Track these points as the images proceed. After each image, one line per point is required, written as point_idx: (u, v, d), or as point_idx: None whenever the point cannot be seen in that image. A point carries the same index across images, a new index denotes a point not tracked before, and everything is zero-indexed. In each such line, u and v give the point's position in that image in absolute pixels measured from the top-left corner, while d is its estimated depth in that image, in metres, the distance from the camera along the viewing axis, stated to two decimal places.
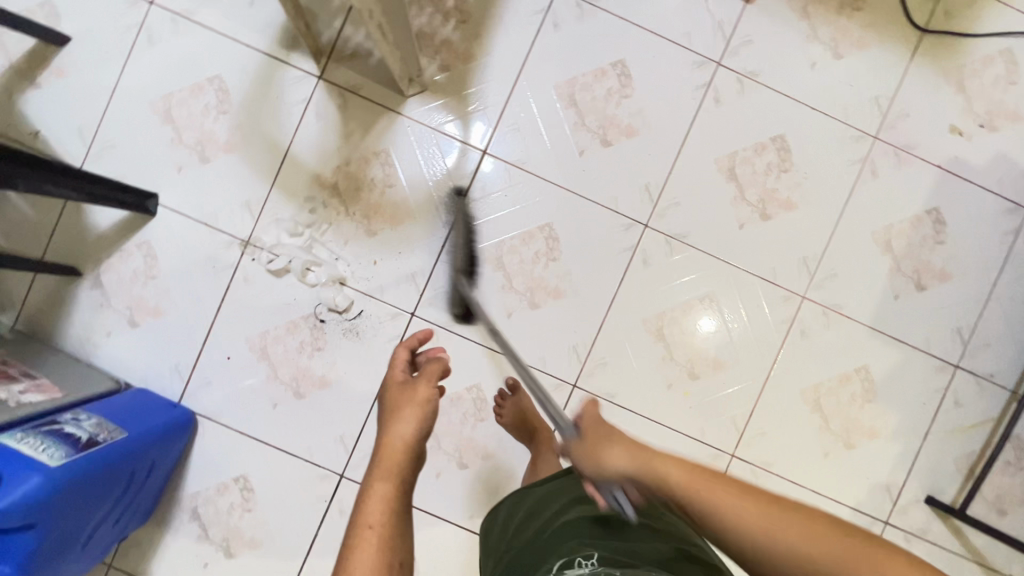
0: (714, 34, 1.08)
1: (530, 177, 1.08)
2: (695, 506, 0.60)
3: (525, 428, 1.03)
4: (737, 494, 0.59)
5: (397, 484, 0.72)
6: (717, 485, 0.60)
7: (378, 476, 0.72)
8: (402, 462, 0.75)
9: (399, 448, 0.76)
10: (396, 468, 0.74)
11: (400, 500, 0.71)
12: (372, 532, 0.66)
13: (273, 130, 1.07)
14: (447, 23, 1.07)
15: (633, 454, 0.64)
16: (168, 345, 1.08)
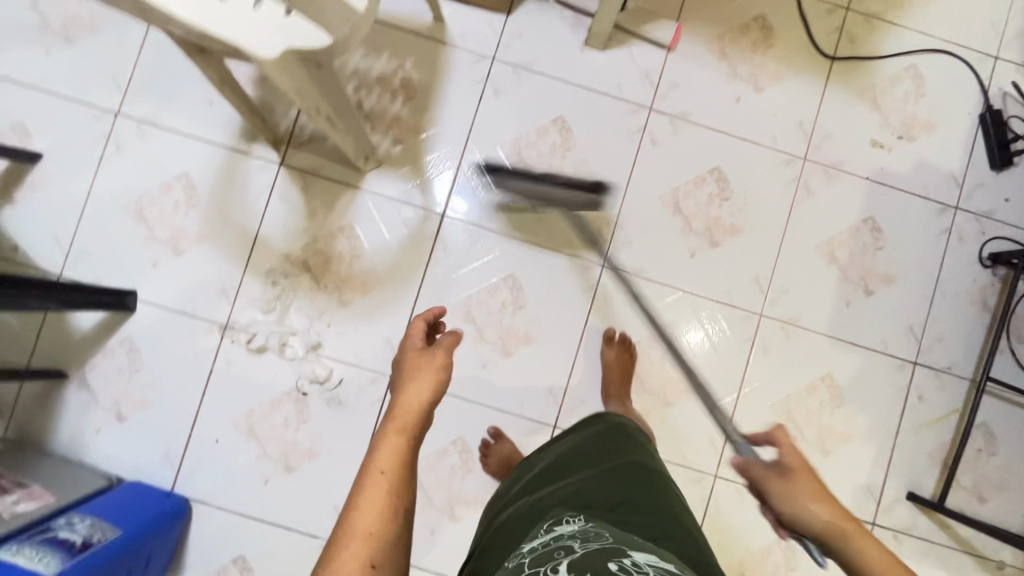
0: (643, 83, 1.17)
1: (489, 233, 1.14)
2: (844, 551, 0.69)
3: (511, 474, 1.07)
4: (886, 553, 0.67)
5: (409, 440, 0.74)
6: (866, 537, 0.69)
7: (391, 427, 0.75)
8: (416, 420, 0.78)
9: (415, 407, 0.78)
10: (410, 424, 0.76)
11: (411, 452, 0.73)
12: (383, 476, 0.69)
13: (241, 217, 1.13)
14: (396, 100, 1.15)
15: (822, 499, 0.74)
16: (156, 435, 1.10)
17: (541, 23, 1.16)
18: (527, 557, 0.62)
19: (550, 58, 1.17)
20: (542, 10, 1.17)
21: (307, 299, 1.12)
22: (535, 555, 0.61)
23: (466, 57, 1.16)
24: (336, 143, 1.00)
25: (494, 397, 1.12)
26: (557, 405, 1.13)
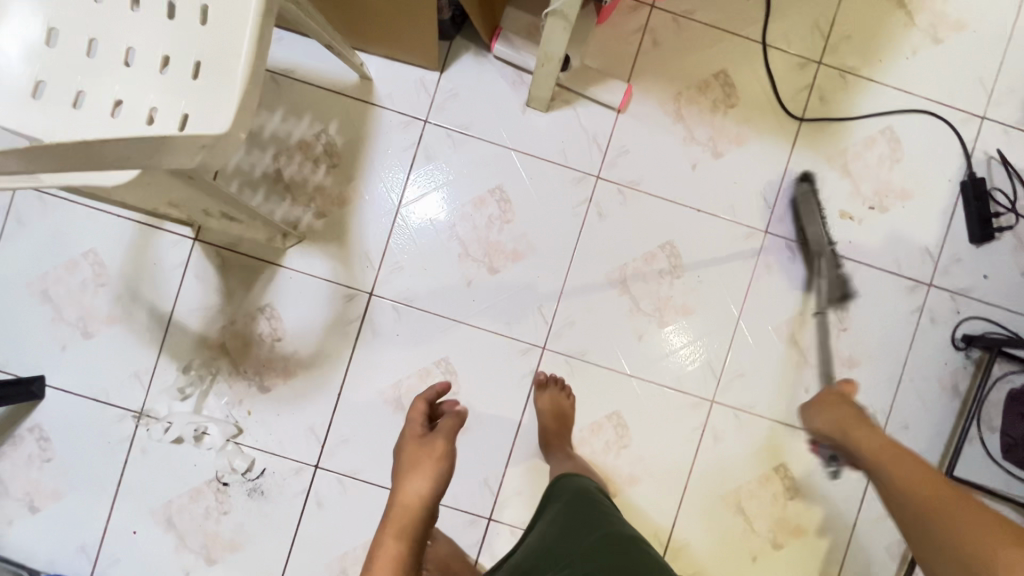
0: (590, 148, 1.07)
1: (420, 313, 1.06)
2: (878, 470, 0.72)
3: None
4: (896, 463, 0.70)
5: (407, 543, 0.76)
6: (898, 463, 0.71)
7: (387, 528, 0.77)
8: (413, 520, 0.78)
9: (411, 507, 0.79)
10: (406, 528, 0.77)
11: (408, 559, 0.74)
12: None
13: (154, 296, 1.05)
14: (318, 168, 1.05)
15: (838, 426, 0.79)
16: (71, 526, 1.05)
17: (478, 82, 1.06)
18: None
19: (488, 121, 1.06)
20: (479, 67, 1.06)
21: (227, 384, 1.05)
22: None
23: (395, 121, 1.06)
24: (243, 230, 0.91)
25: None
26: (493, 496, 1.07)
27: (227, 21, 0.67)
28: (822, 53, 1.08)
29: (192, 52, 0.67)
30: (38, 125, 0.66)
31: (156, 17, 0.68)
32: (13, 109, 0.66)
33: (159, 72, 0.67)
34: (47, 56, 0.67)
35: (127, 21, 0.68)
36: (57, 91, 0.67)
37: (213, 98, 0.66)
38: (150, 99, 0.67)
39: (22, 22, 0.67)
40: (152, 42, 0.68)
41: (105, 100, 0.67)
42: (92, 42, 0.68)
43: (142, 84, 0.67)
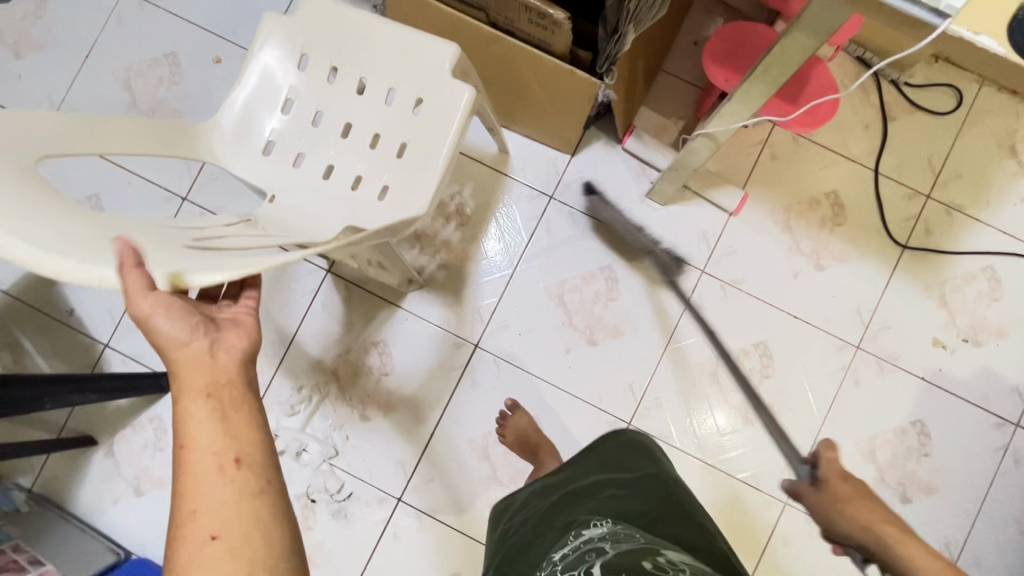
0: (699, 244, 1.14)
1: (518, 371, 1.13)
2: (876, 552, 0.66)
3: (527, 446, 1.06)
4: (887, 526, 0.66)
5: (218, 414, 0.53)
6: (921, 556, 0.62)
7: (186, 405, 0.52)
8: (205, 379, 0.53)
9: (194, 364, 0.53)
10: (205, 392, 0.53)
11: (230, 433, 0.52)
12: (202, 469, 0.51)
13: (282, 317, 1.15)
14: (448, 224, 1.16)
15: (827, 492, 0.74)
16: (168, 514, 1.13)
17: (604, 168, 1.16)
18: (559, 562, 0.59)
19: (607, 204, 1.15)
20: (608, 155, 1.16)
21: (331, 407, 1.14)
22: (568, 559, 0.59)
23: (523, 192, 1.16)
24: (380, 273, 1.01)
25: None
26: None
27: (438, 113, 0.77)
28: (931, 188, 1.14)
29: (401, 134, 0.77)
30: (265, 178, 0.77)
31: (375, 100, 0.78)
32: (246, 161, 0.78)
33: (369, 147, 0.78)
34: (281, 121, 0.78)
35: (351, 100, 0.78)
36: (283, 150, 0.78)
37: (414, 175, 0.76)
38: (358, 168, 0.77)
39: (265, 91, 0.78)
40: (368, 120, 0.78)
41: (321, 163, 0.78)
42: (318, 113, 0.79)
43: (354, 155, 0.78)
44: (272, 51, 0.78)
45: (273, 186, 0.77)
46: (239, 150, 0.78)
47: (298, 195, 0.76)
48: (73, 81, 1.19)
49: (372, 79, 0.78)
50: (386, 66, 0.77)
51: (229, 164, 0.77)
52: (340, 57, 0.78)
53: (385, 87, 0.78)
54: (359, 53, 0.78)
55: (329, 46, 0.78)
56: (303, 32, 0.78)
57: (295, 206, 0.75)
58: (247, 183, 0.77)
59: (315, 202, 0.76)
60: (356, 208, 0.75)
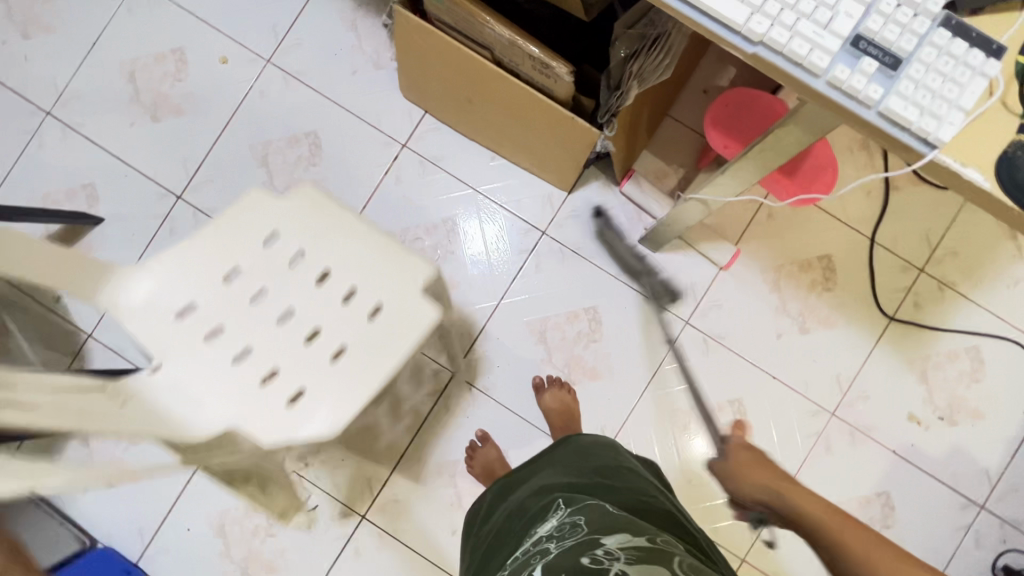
0: (686, 295, 1.14)
1: (493, 402, 1.14)
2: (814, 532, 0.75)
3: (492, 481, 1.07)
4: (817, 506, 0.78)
5: None
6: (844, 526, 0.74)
7: None
8: None
9: None
10: None
11: None
12: None
13: None
14: (438, 250, 1.16)
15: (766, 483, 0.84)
16: (136, 508, 1.15)
17: (599, 209, 1.15)
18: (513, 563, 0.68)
19: (599, 245, 1.15)
20: (604, 197, 1.15)
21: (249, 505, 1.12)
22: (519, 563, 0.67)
23: (516, 226, 1.16)
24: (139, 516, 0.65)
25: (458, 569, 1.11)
26: None
27: (396, 325, 0.73)
28: (925, 262, 1.13)
29: (342, 336, 0.74)
30: (165, 341, 0.72)
31: (333, 298, 0.75)
32: (144, 319, 0.72)
33: (304, 343, 0.73)
34: (216, 289, 0.74)
35: (308, 289, 0.75)
36: (202, 316, 0.74)
37: (347, 386, 0.72)
38: (280, 359, 0.73)
39: (214, 252, 0.75)
40: (315, 315, 0.74)
41: (237, 343, 0.73)
42: (263, 291, 0.75)
43: (283, 347, 0.73)
44: (245, 220, 0.76)
45: (164, 355, 0.72)
46: (143, 306, 0.73)
47: (193, 370, 0.72)
48: (77, 67, 1.18)
49: (335, 274, 0.75)
50: (357, 264, 0.76)
51: (119, 307, 0.72)
52: (313, 243, 0.76)
53: (347, 285, 0.75)
54: (333, 243, 0.76)
55: (305, 232, 0.76)
56: (294, 217, 0.76)
57: (180, 382, 0.71)
58: (138, 340, 0.72)
59: (215, 382, 0.72)
60: (260, 411, 0.71)
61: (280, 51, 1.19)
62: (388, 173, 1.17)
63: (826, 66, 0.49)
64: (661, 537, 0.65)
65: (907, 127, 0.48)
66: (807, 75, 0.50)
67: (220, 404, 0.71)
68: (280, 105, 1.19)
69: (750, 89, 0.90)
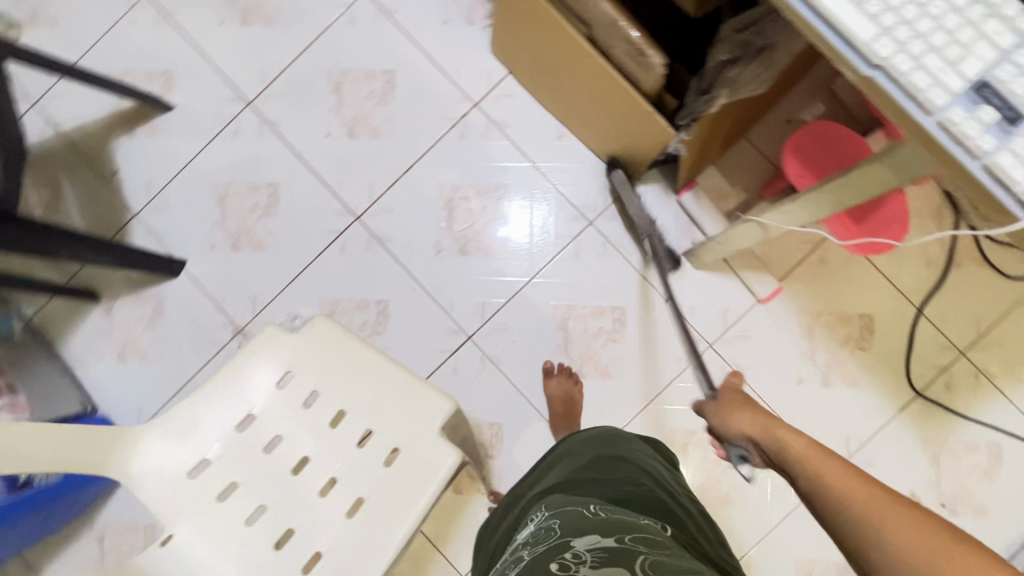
0: (716, 318, 1.12)
1: (500, 375, 1.14)
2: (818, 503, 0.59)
3: None
4: (843, 473, 0.59)
5: None
6: (891, 508, 0.53)
7: None
8: None
9: None
10: None
11: None
12: None
13: (299, 248, 1.18)
14: (483, 216, 1.16)
15: (756, 419, 0.73)
16: (141, 387, 1.19)
17: (651, 213, 1.13)
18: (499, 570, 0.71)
19: (642, 249, 1.14)
20: (660, 201, 1.13)
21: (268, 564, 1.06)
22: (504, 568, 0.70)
23: (565, 210, 1.15)
24: None
25: (426, 522, 1.13)
26: None
27: (409, 475, 0.76)
28: (968, 346, 1.10)
29: (360, 487, 0.76)
30: (173, 508, 0.75)
31: (349, 440, 0.78)
32: (165, 489, 0.75)
33: (317, 495, 0.76)
34: (230, 441, 0.78)
35: (321, 432, 0.79)
36: (216, 478, 0.76)
37: (364, 547, 0.74)
38: (294, 520, 0.76)
39: (227, 407, 0.79)
40: (328, 461, 0.78)
41: (250, 504, 0.76)
42: (277, 438, 0.79)
43: (296, 501, 0.76)
44: (253, 365, 0.79)
45: (173, 523, 0.74)
46: (161, 477, 0.75)
47: (203, 537, 0.74)
48: None
49: (350, 418, 0.79)
50: (368, 408, 0.79)
51: (142, 476, 0.74)
52: (329, 384, 0.80)
53: (363, 426, 0.78)
54: (348, 386, 0.80)
55: (319, 374, 0.80)
56: (301, 359, 0.80)
57: (195, 550, 0.74)
58: (150, 512, 0.74)
59: (227, 548, 0.74)
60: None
61: None
62: (453, 128, 1.17)
63: (941, 104, 0.47)
64: (630, 536, 0.63)
65: (1011, 186, 0.46)
66: (918, 110, 0.48)
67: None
68: (366, 40, 1.19)
69: (839, 125, 0.87)
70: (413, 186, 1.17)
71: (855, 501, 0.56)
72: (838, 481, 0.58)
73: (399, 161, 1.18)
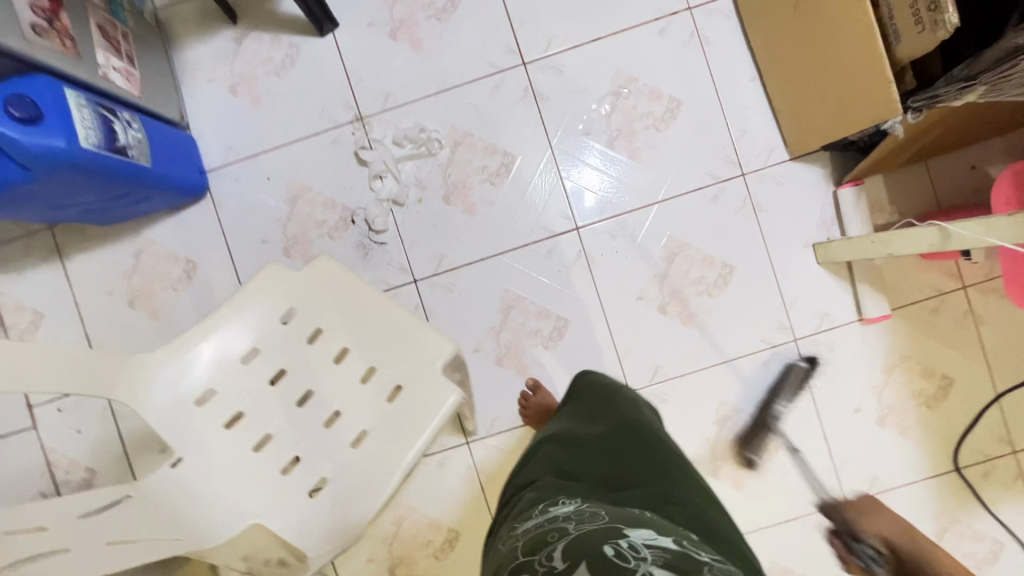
0: (812, 318, 1.11)
1: (589, 276, 1.12)
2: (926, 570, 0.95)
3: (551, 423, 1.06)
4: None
5: None
6: None
7: None
8: None
9: None
10: None
11: None
12: None
13: (454, 66, 1.12)
14: (645, 121, 1.11)
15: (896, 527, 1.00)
16: (241, 127, 1.14)
17: (803, 193, 1.10)
18: (522, 540, 0.59)
19: (778, 222, 1.11)
20: (818, 184, 1.10)
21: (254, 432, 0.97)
22: (530, 539, 0.58)
23: (724, 152, 1.11)
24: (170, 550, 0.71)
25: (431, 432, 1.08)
26: (486, 432, 1.14)
27: (411, 411, 0.78)
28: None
29: (364, 421, 0.79)
30: (177, 433, 0.75)
31: (352, 376, 0.80)
32: (170, 419, 0.74)
33: (322, 426, 0.79)
34: (233, 372, 0.78)
35: (324, 364, 0.80)
36: (224, 404, 0.77)
37: (369, 474, 0.78)
38: (299, 446, 0.79)
39: (229, 339, 0.77)
40: (332, 394, 0.79)
41: (256, 433, 0.78)
42: (281, 372, 0.80)
43: (300, 425, 0.79)
44: (250, 299, 0.78)
45: (183, 447, 0.75)
46: (167, 408, 0.74)
47: (211, 458, 0.76)
48: None
49: (352, 356, 0.80)
50: (371, 341, 0.80)
51: (145, 405, 0.73)
52: (333, 321, 0.80)
53: (366, 363, 0.80)
54: (349, 319, 0.80)
55: (321, 312, 0.80)
56: (298, 291, 0.80)
57: (206, 462, 0.76)
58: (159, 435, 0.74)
59: (235, 464, 0.77)
60: (287, 496, 0.77)
61: None
62: (657, 21, 1.11)
63: None
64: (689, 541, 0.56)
65: None
66: None
67: (243, 498, 0.76)
68: None
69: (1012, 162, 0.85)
70: (590, 60, 1.12)
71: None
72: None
73: (590, 28, 1.11)
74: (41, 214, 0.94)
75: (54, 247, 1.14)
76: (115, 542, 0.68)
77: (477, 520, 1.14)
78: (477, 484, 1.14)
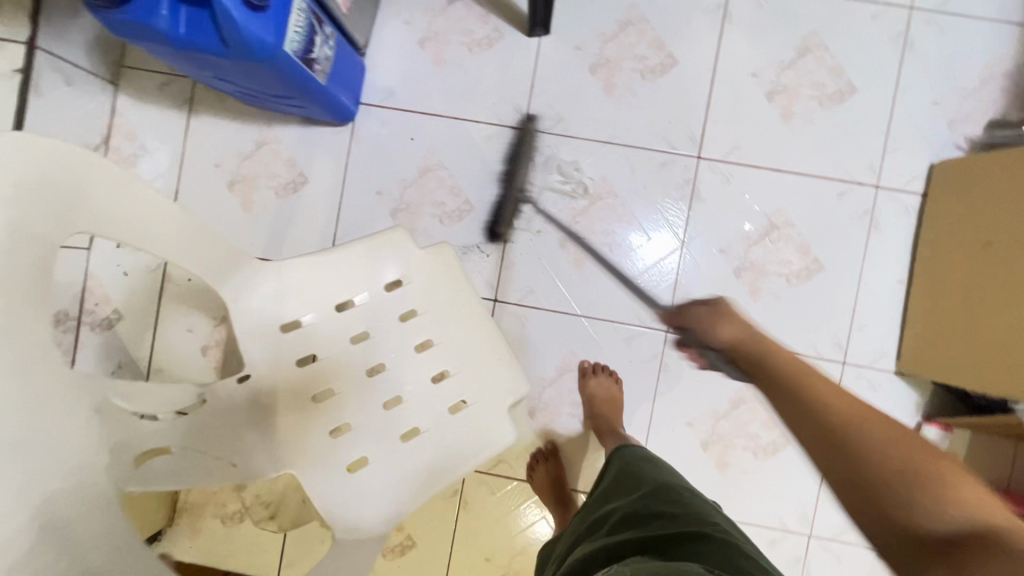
0: (835, 524, 1.09)
1: (654, 379, 1.10)
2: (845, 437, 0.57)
3: (558, 494, 1.06)
4: (830, 394, 0.60)
5: None
6: (867, 425, 0.58)
7: None
8: None
9: None
10: None
11: None
12: None
13: (634, 127, 1.10)
14: (780, 267, 1.09)
15: (742, 332, 0.69)
16: (411, 79, 1.12)
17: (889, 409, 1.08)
18: None
19: None
20: (906, 408, 1.08)
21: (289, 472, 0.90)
22: None
23: (836, 333, 1.09)
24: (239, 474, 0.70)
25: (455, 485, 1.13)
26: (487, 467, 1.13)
27: (469, 428, 0.76)
28: None
29: (422, 417, 0.75)
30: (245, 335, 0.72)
31: (424, 371, 0.77)
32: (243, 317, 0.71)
33: (380, 406, 0.75)
34: (321, 313, 0.76)
35: (406, 349, 0.77)
36: (294, 338, 0.75)
37: (413, 470, 0.74)
38: (354, 416, 0.75)
39: (334, 282, 0.76)
40: (402, 381, 0.76)
41: (319, 382, 0.75)
42: (364, 333, 0.77)
43: (360, 395, 0.75)
44: (373, 259, 0.77)
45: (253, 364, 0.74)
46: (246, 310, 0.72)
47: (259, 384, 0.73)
48: None
49: (434, 350, 0.78)
50: (458, 350, 0.78)
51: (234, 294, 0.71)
52: (431, 309, 0.78)
53: (443, 365, 0.77)
54: (447, 320, 0.79)
55: (423, 296, 0.78)
56: (418, 274, 0.79)
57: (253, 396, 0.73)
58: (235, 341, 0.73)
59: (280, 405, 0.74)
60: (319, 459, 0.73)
61: (927, 14, 1.07)
62: (839, 183, 1.08)
63: None
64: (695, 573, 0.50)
65: None
66: None
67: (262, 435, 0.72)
68: (864, 41, 1.07)
69: None
70: (761, 185, 1.09)
71: (900, 449, 0.56)
72: (900, 445, 0.56)
73: (776, 156, 1.09)
74: (204, 76, 0.93)
75: (188, 97, 1.13)
76: (199, 451, 0.68)
77: (438, 542, 1.14)
78: (454, 509, 1.14)
